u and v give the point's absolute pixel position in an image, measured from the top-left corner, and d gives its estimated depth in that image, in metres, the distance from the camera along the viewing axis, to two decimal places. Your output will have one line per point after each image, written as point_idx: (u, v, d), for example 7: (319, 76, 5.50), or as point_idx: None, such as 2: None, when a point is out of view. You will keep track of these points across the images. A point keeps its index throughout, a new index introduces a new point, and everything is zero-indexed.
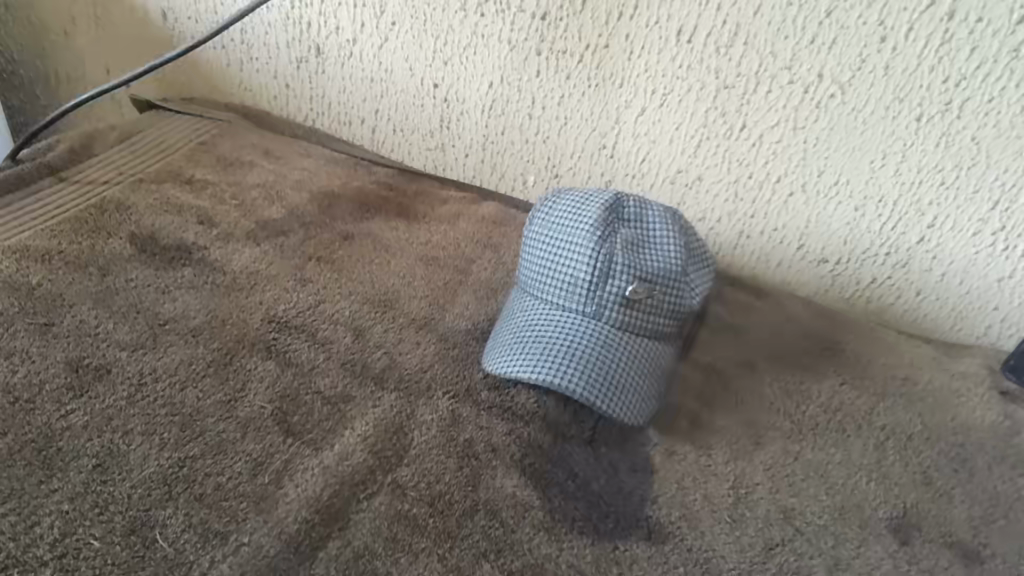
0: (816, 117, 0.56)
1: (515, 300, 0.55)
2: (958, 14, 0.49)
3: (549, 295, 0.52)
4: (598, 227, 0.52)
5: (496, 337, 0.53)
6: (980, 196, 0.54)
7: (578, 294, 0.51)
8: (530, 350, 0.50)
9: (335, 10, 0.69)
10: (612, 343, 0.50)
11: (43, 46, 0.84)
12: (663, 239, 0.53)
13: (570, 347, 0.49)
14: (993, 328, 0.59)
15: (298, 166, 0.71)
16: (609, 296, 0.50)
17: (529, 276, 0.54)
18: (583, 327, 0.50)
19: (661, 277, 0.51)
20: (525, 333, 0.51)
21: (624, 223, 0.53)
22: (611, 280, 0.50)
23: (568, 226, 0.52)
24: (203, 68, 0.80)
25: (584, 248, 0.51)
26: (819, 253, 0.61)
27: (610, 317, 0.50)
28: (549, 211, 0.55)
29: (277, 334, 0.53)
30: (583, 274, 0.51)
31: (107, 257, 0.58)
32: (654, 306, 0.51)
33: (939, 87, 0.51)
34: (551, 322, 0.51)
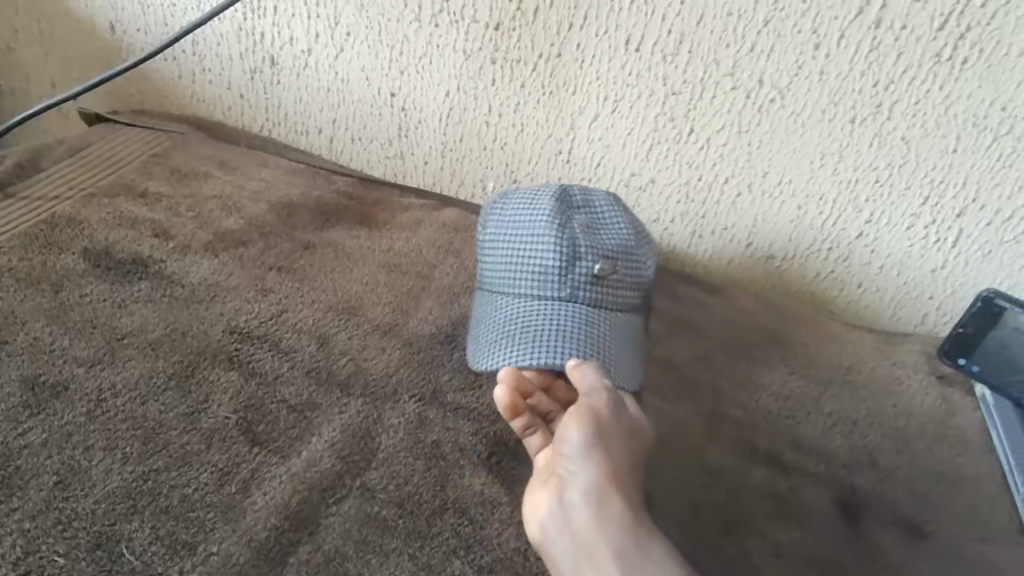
0: (758, 121, 0.58)
1: (481, 300, 0.56)
2: (885, 21, 0.51)
3: (520, 286, 0.53)
4: (552, 216, 0.54)
5: (475, 337, 0.54)
6: (912, 193, 0.57)
7: (551, 282, 0.53)
8: (517, 341, 0.51)
9: (289, 21, 0.69)
10: (593, 320, 0.52)
11: None
12: (612, 219, 0.56)
13: (556, 332, 0.51)
14: (929, 318, 0.62)
15: (256, 177, 0.71)
16: (579, 276, 0.52)
17: (493, 273, 0.55)
18: (563, 311, 0.52)
19: (621, 252, 0.54)
20: (505, 326, 0.52)
21: (573, 208, 0.56)
22: (577, 263, 0.53)
23: (522, 220, 0.55)
24: (153, 81, 0.79)
25: (545, 237, 0.53)
26: (767, 250, 0.64)
27: (586, 298, 0.52)
28: (501, 211, 0.57)
29: (239, 345, 0.53)
30: (550, 262, 0.53)
31: (60, 272, 0.57)
32: (620, 280, 0.54)
33: (869, 91, 0.54)
34: (530, 311, 0.52)
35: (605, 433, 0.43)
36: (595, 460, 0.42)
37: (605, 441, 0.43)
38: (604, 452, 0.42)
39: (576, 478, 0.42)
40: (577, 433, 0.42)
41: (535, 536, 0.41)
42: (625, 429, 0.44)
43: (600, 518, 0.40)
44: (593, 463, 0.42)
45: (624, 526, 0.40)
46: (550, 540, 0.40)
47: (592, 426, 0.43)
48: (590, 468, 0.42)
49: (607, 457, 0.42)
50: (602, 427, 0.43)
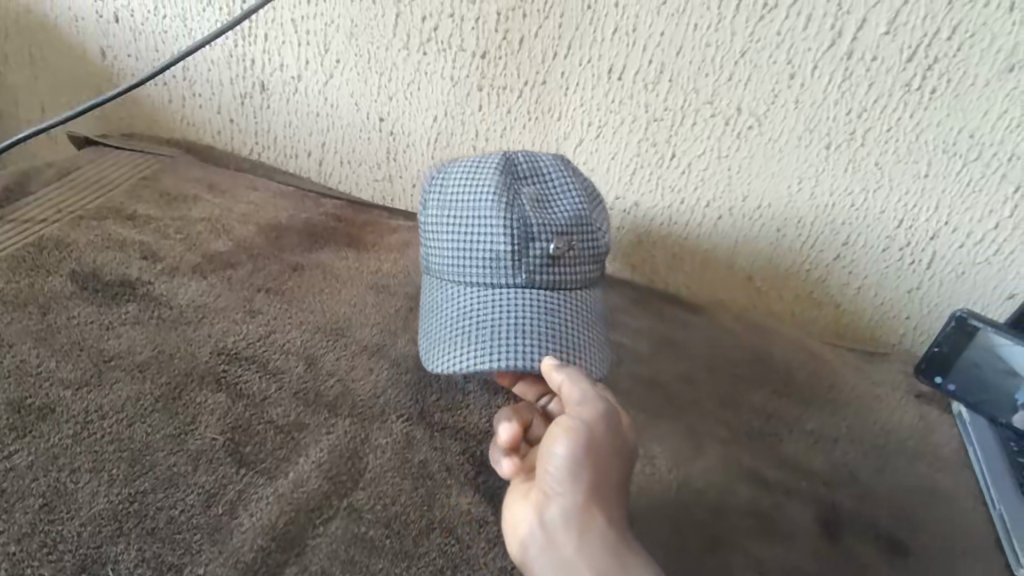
0: (737, 147, 0.60)
1: (436, 291, 0.55)
2: (856, 53, 0.53)
3: (475, 275, 0.53)
4: (500, 196, 0.54)
5: (433, 334, 0.53)
6: (886, 217, 0.58)
7: (507, 268, 0.52)
8: (478, 335, 0.51)
9: (279, 48, 0.70)
10: (554, 304, 0.52)
11: None
12: (560, 192, 0.56)
13: (516, 322, 0.51)
14: (907, 337, 0.64)
15: (246, 200, 0.72)
16: (535, 260, 0.53)
17: (445, 264, 0.54)
18: (524, 298, 0.52)
19: (574, 228, 0.54)
20: (467, 320, 0.52)
21: (522, 187, 0.56)
22: (529, 245, 0.53)
23: (470, 203, 0.54)
24: (143, 105, 0.79)
25: (494, 221, 0.53)
26: (747, 271, 0.65)
27: (543, 280, 0.53)
28: (446, 192, 0.56)
29: (227, 367, 0.54)
30: (501, 247, 0.52)
31: (48, 294, 0.57)
32: (575, 256, 0.54)
33: (843, 119, 0.55)
34: (490, 302, 0.52)
35: (590, 448, 0.43)
36: (578, 476, 0.42)
37: (591, 456, 0.43)
38: (588, 468, 0.42)
39: (557, 496, 0.42)
40: (560, 452, 0.43)
41: (516, 553, 0.42)
42: (611, 443, 0.44)
43: (581, 537, 0.41)
44: (575, 481, 0.42)
45: (606, 545, 0.41)
46: (531, 556, 0.41)
47: (576, 440, 0.43)
48: (573, 487, 0.42)
49: (591, 473, 0.42)
50: (586, 444, 0.43)
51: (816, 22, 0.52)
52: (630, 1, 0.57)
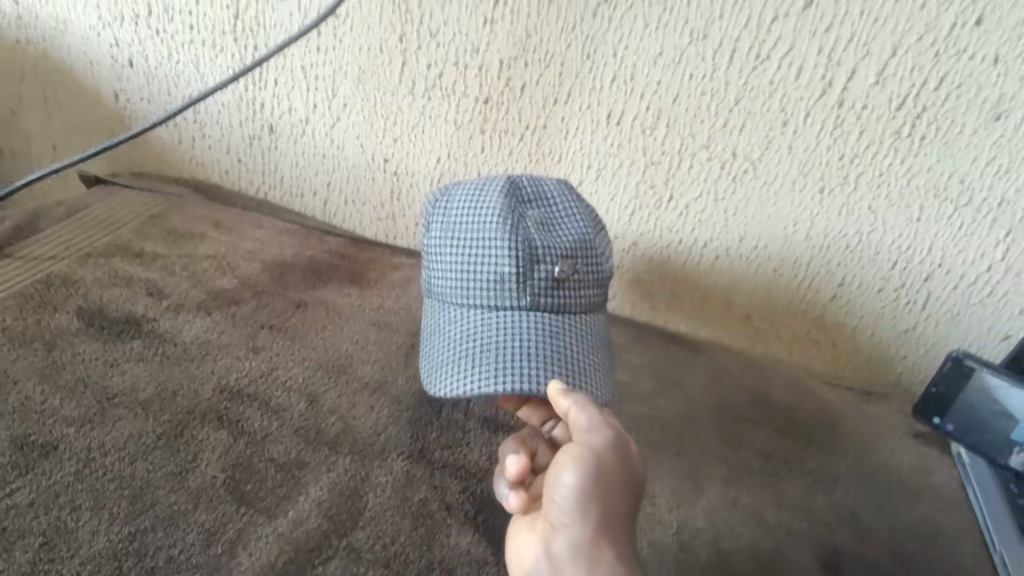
0: (733, 190, 0.61)
1: (438, 314, 0.55)
2: (847, 101, 0.54)
3: (479, 297, 0.53)
4: (504, 218, 0.54)
5: (434, 358, 0.52)
6: (881, 259, 0.59)
7: (511, 291, 0.52)
8: (482, 358, 0.50)
9: (288, 93, 0.72)
10: (559, 328, 0.52)
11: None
12: (564, 216, 0.56)
13: (521, 346, 0.50)
14: (905, 377, 0.64)
15: (252, 238, 0.73)
16: (539, 283, 0.52)
17: (448, 287, 0.54)
18: (528, 321, 0.52)
19: (578, 251, 0.54)
20: (470, 343, 0.51)
21: (525, 210, 0.55)
22: (534, 268, 0.52)
23: (474, 225, 0.54)
24: (154, 146, 0.81)
25: (499, 242, 0.52)
26: (745, 310, 0.66)
27: (547, 303, 0.52)
28: (449, 215, 0.56)
29: (229, 404, 0.54)
30: (506, 269, 0.52)
31: (54, 331, 0.58)
32: (580, 279, 0.54)
33: (836, 164, 0.57)
34: (494, 324, 0.51)
35: (598, 481, 0.42)
36: (586, 509, 0.42)
37: (600, 488, 0.42)
38: (596, 501, 0.42)
39: (564, 529, 0.42)
40: (567, 484, 0.42)
41: None
42: (620, 476, 0.43)
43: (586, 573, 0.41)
44: (583, 514, 0.42)
45: None
46: None
47: (584, 472, 0.42)
48: (580, 520, 0.42)
49: (598, 506, 0.42)
50: (593, 476, 0.42)
51: (807, 73, 0.54)
52: (629, 51, 0.58)
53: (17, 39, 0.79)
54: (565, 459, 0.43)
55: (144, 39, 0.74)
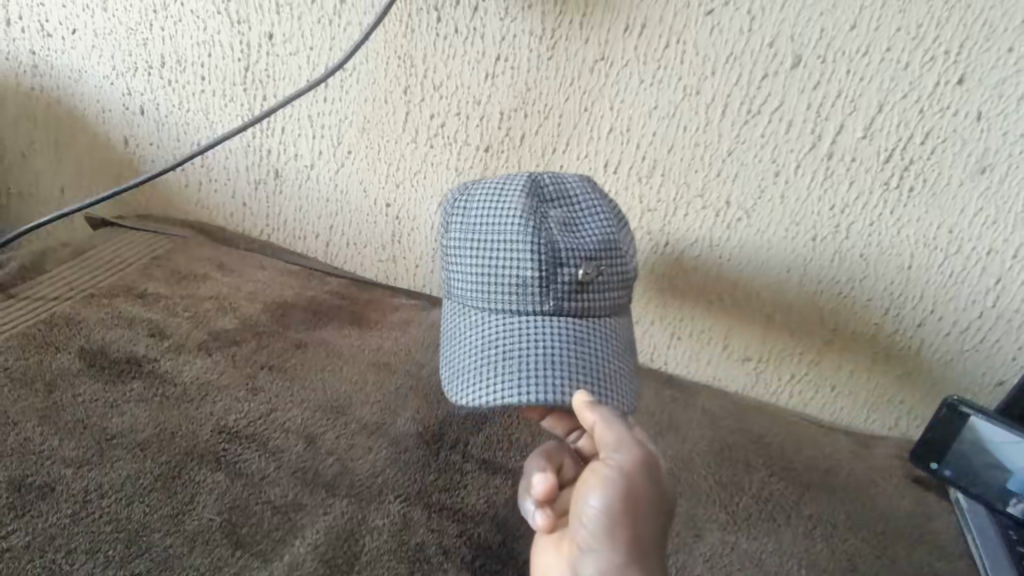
0: (728, 236, 0.62)
1: (459, 317, 0.53)
2: (836, 153, 0.56)
3: (500, 302, 0.51)
4: (527, 218, 0.52)
5: (456, 362, 0.52)
6: (873, 305, 0.60)
7: (532, 297, 0.51)
8: (504, 365, 0.49)
9: (295, 140, 0.74)
10: (582, 334, 0.50)
11: (9, 167, 0.87)
12: (589, 213, 0.54)
13: (543, 354, 0.49)
14: (902, 422, 0.64)
15: (253, 279, 0.74)
16: (562, 287, 0.51)
17: (467, 290, 0.53)
18: (551, 327, 0.50)
19: (603, 252, 0.52)
20: (491, 350, 0.50)
21: (548, 209, 0.53)
22: (557, 271, 0.50)
23: (495, 226, 0.52)
24: (161, 189, 0.83)
25: (520, 244, 0.51)
26: (742, 353, 0.67)
27: (570, 309, 0.51)
28: (469, 214, 0.54)
29: (227, 445, 0.54)
30: (528, 273, 0.50)
31: (55, 371, 0.58)
32: (604, 281, 0.52)
33: (827, 213, 0.58)
34: (515, 331, 0.50)
35: (625, 503, 0.43)
36: (612, 532, 0.42)
37: (626, 513, 0.42)
38: (623, 525, 0.42)
39: (592, 551, 0.43)
40: (595, 507, 0.43)
41: None
42: (647, 495, 0.43)
43: None
44: (611, 537, 0.42)
45: None
46: None
47: (610, 496, 0.43)
48: (607, 543, 0.42)
49: (626, 529, 0.42)
50: (620, 499, 0.42)
51: (797, 127, 0.56)
52: (625, 105, 0.60)
53: (34, 87, 0.81)
54: (594, 480, 0.44)
55: (156, 88, 0.76)
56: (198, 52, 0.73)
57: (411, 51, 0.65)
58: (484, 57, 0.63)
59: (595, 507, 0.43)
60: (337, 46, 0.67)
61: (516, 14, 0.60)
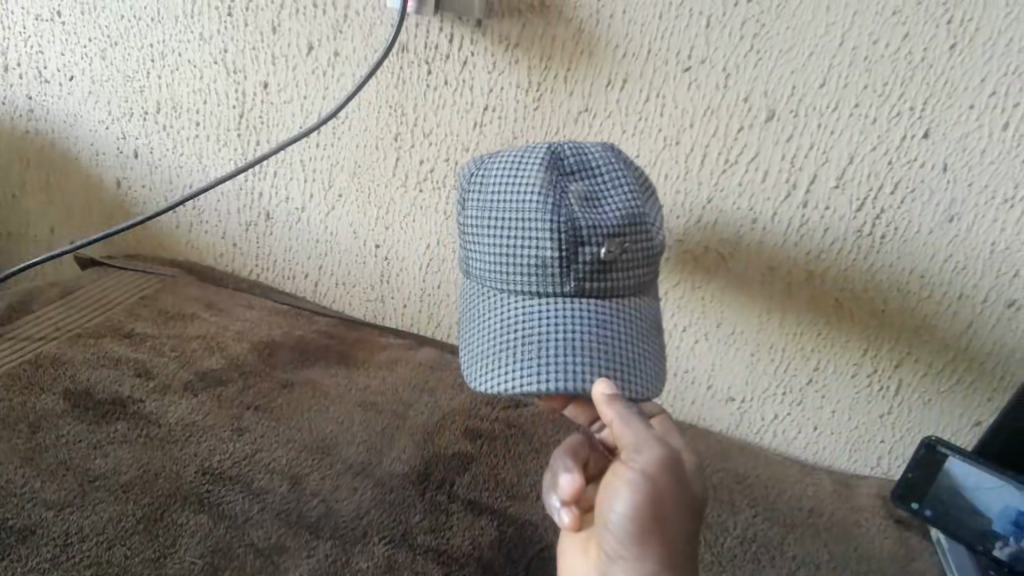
0: (709, 279, 0.64)
1: (478, 299, 0.52)
2: (810, 202, 0.58)
3: (519, 284, 0.50)
4: (546, 194, 0.50)
5: (476, 347, 0.51)
6: (851, 347, 0.61)
7: (553, 278, 0.49)
8: (524, 353, 0.48)
9: (286, 184, 0.75)
10: (603, 316, 0.49)
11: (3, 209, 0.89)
12: (611, 184, 0.52)
13: (564, 339, 0.48)
14: (884, 461, 0.65)
15: (241, 318, 0.75)
16: (583, 268, 0.49)
17: (486, 272, 0.51)
18: (572, 309, 0.49)
19: (627, 226, 0.49)
20: (511, 335, 0.49)
21: (568, 182, 0.51)
22: (578, 250, 0.48)
23: (513, 202, 0.50)
24: (153, 231, 0.84)
25: (540, 223, 0.49)
26: (726, 393, 0.68)
27: (593, 288, 0.49)
28: (486, 187, 0.52)
29: (211, 486, 0.54)
30: (547, 253, 0.49)
31: (39, 412, 0.58)
32: (628, 257, 0.50)
33: (804, 258, 0.60)
34: (535, 315, 0.49)
35: (648, 506, 0.42)
36: (638, 535, 0.43)
37: (649, 516, 0.42)
38: (647, 527, 0.43)
39: (620, 553, 0.44)
40: (617, 512, 0.43)
41: None
42: (669, 495, 0.43)
43: None
44: (635, 540, 0.43)
45: None
46: None
47: (631, 500, 0.43)
48: (632, 546, 0.43)
49: (650, 531, 0.43)
50: (642, 503, 0.42)
51: (772, 176, 0.58)
52: None
53: (29, 130, 0.83)
54: (615, 482, 0.44)
55: (151, 132, 0.78)
56: (194, 99, 0.74)
57: (402, 101, 0.67)
58: (473, 107, 0.64)
59: (618, 512, 0.43)
60: (330, 96, 0.69)
61: (504, 68, 0.62)
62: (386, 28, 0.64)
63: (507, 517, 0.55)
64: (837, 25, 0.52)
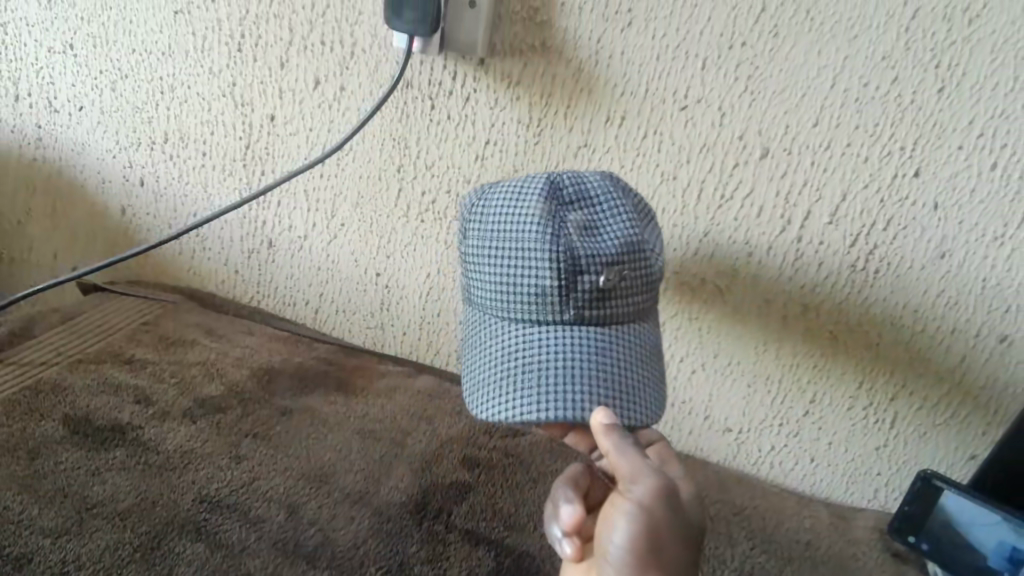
0: (706, 309, 0.64)
1: (480, 327, 0.53)
2: (805, 237, 0.59)
3: (520, 313, 0.51)
4: (545, 224, 0.50)
5: (478, 374, 0.52)
6: (847, 379, 0.62)
7: (553, 307, 0.50)
8: (525, 381, 0.49)
9: (290, 213, 0.76)
10: (603, 343, 0.50)
11: (8, 235, 0.90)
12: (610, 212, 0.52)
13: (564, 367, 0.49)
14: (880, 493, 0.65)
15: (241, 344, 0.75)
16: (583, 296, 0.50)
17: (486, 300, 0.52)
18: (572, 337, 0.50)
19: (626, 254, 0.50)
20: (513, 363, 0.50)
21: (568, 211, 0.52)
22: (577, 279, 0.49)
23: (513, 232, 0.51)
24: (157, 258, 0.85)
25: (539, 253, 0.49)
26: (723, 423, 0.68)
27: (592, 316, 0.50)
28: (487, 217, 0.53)
29: (208, 515, 0.54)
30: (547, 283, 0.49)
31: (38, 439, 0.58)
32: (627, 285, 0.50)
33: (798, 291, 0.61)
34: (536, 344, 0.50)
35: (644, 537, 0.43)
36: (635, 566, 0.43)
37: (647, 547, 0.43)
38: (646, 558, 0.43)
39: None
40: (616, 543, 0.43)
41: None
42: (666, 524, 0.43)
43: None
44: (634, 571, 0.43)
45: None
46: None
47: (629, 531, 0.43)
48: None
49: (648, 561, 0.43)
50: (639, 534, 0.43)
51: (767, 212, 0.59)
52: None
53: (36, 158, 0.84)
54: (614, 513, 0.44)
55: (157, 162, 0.79)
56: (201, 130, 0.76)
57: (405, 134, 0.68)
58: (475, 140, 0.66)
59: (616, 543, 0.43)
60: (335, 129, 0.70)
61: (505, 104, 0.63)
62: (392, 65, 0.65)
63: (504, 547, 0.55)
64: (828, 68, 0.53)
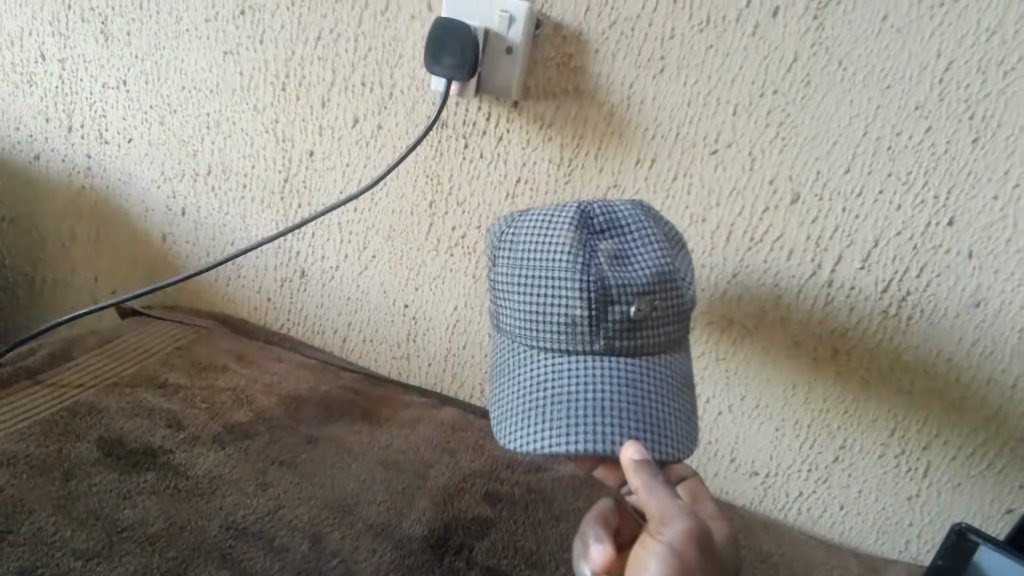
0: (733, 351, 0.64)
1: (510, 356, 0.54)
2: (835, 282, 0.58)
3: (549, 343, 0.51)
4: (575, 254, 0.51)
5: (508, 403, 0.52)
6: (878, 426, 0.61)
7: (584, 337, 0.50)
8: (555, 411, 0.49)
9: (323, 244, 0.78)
10: (633, 373, 0.50)
11: (55, 260, 0.93)
12: (640, 240, 0.52)
13: (594, 398, 0.49)
14: (911, 544, 0.63)
15: (270, 371, 0.77)
16: (613, 326, 0.50)
17: (517, 329, 0.52)
18: (603, 368, 0.50)
19: (657, 284, 0.50)
20: (543, 393, 0.50)
21: (597, 240, 0.52)
22: (607, 310, 0.49)
23: (543, 261, 0.51)
24: (194, 284, 0.87)
25: (569, 282, 0.50)
26: (749, 466, 0.68)
27: (623, 346, 0.50)
28: (517, 246, 0.53)
29: (234, 542, 0.55)
30: (577, 312, 0.49)
31: (73, 459, 0.60)
32: (657, 314, 0.50)
33: (828, 336, 0.60)
34: (566, 374, 0.50)
35: None
36: None
37: None
38: None
39: None
40: None
41: None
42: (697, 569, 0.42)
43: None
44: None
45: None
46: None
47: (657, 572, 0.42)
48: None
49: None
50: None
51: (796, 256, 0.59)
52: None
53: (84, 186, 0.87)
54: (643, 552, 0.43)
55: (199, 192, 0.81)
56: (242, 163, 0.78)
57: (439, 171, 0.70)
58: (506, 178, 0.67)
59: None
60: (371, 164, 0.72)
61: (537, 144, 0.65)
62: (428, 106, 0.67)
63: None
64: (860, 117, 0.54)
